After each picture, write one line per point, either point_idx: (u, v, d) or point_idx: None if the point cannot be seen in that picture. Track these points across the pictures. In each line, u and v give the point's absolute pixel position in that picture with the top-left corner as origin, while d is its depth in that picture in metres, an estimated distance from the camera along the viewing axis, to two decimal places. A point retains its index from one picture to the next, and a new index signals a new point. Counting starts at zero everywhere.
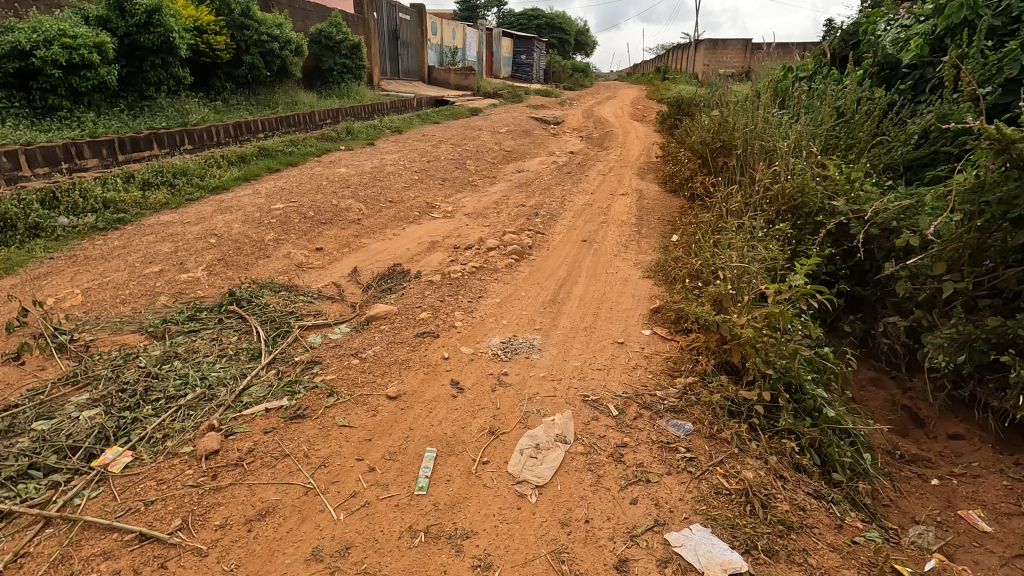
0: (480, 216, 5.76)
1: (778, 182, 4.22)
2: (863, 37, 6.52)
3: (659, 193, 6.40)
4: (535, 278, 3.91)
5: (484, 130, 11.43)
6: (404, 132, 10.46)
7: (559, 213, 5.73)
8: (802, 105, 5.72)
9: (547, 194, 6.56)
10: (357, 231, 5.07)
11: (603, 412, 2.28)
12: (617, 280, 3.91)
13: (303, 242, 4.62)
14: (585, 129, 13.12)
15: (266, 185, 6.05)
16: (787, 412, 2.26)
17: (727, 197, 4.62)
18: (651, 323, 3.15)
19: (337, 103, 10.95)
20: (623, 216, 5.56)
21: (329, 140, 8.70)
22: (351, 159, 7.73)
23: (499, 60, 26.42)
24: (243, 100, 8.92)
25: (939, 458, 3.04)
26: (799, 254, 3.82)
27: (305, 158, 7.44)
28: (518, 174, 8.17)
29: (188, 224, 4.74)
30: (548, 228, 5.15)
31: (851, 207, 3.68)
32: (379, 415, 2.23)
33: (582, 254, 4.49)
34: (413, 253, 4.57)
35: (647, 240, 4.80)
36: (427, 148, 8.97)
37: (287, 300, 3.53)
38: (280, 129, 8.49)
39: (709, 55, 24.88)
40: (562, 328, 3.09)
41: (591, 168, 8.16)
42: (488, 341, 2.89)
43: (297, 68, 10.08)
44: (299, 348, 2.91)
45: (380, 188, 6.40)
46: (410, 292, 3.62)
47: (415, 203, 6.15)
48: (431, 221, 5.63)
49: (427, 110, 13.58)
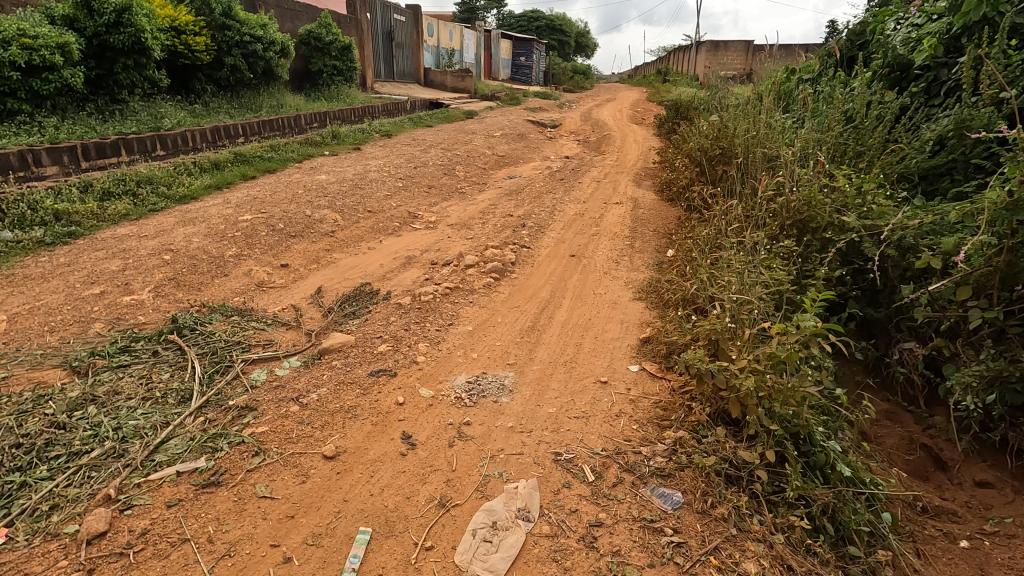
0: (464, 227, 5.41)
1: (782, 194, 3.87)
2: (871, 36, 6.17)
3: (655, 202, 6.04)
4: (515, 300, 3.56)
5: (478, 133, 11.09)
6: (393, 136, 10.13)
7: (548, 223, 5.39)
8: (807, 109, 5.37)
9: (537, 202, 6.21)
10: (329, 245, 4.73)
11: (577, 478, 1.92)
12: (605, 303, 3.55)
13: (268, 257, 4.28)
14: (582, 132, 12.78)
15: (238, 193, 5.72)
16: (794, 477, 1.91)
17: (726, 209, 4.27)
18: (640, 358, 2.79)
19: (325, 106, 10.62)
20: (616, 228, 5.21)
21: (313, 144, 8.37)
22: (334, 165, 7.39)
23: (498, 61, 26.11)
24: (225, 103, 8.60)
25: (966, 511, 2.68)
26: (806, 275, 3.47)
27: (285, 164, 7.10)
28: (509, 180, 7.82)
29: (145, 238, 4.40)
30: (534, 241, 4.80)
31: (863, 224, 3.32)
32: (309, 481, 1.88)
33: (569, 271, 4.13)
34: (386, 270, 4.23)
35: (639, 255, 4.44)
36: (415, 153, 8.63)
37: (237, 327, 3.18)
38: (262, 133, 8.16)
39: (709, 57, 24.58)
40: (540, 363, 2.74)
41: (585, 174, 7.81)
42: (452, 381, 2.54)
43: (282, 70, 9.76)
44: (238, 388, 2.56)
45: (360, 197, 6.06)
46: (375, 317, 3.28)
47: (397, 212, 5.81)
48: (411, 233, 5.29)
49: (420, 113, 13.25)
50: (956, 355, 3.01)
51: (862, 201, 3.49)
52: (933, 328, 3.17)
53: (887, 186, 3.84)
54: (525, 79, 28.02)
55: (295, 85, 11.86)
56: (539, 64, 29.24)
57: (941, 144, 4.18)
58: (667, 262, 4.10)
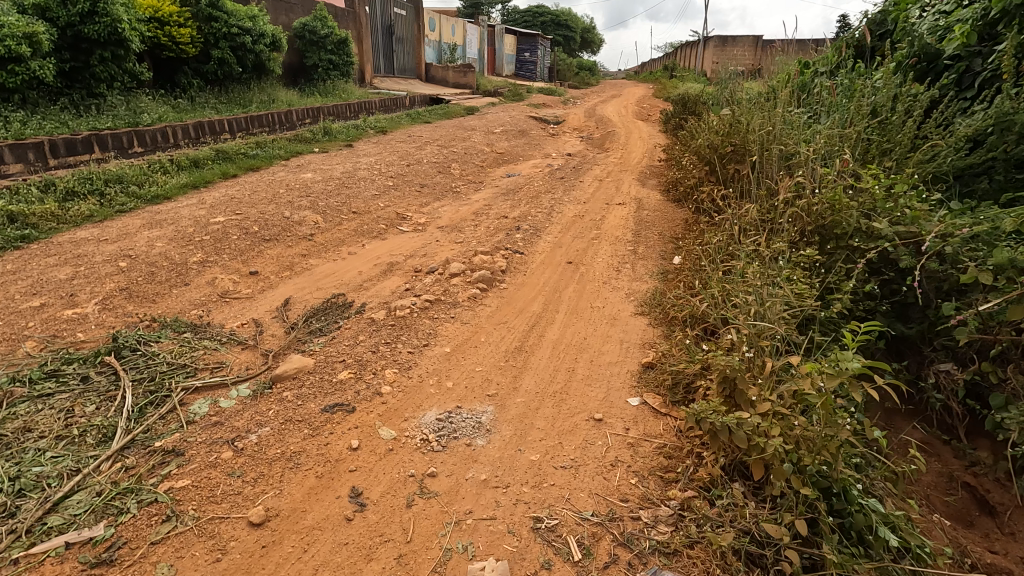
0: (454, 230, 5.03)
1: (801, 196, 3.47)
2: (893, 25, 5.74)
3: (661, 203, 5.64)
4: (502, 315, 3.18)
5: (477, 129, 10.71)
6: (389, 132, 9.76)
7: (545, 226, 5.01)
8: (825, 103, 4.96)
9: (534, 203, 5.83)
10: (307, 250, 4.36)
11: (559, 556, 1.56)
12: (604, 318, 3.16)
13: (236, 264, 3.92)
14: (585, 129, 12.37)
15: (215, 193, 5.38)
16: (832, 557, 1.53)
17: (738, 211, 3.87)
18: (642, 388, 2.40)
19: (318, 101, 10.27)
20: (618, 232, 4.81)
21: (303, 141, 8.01)
22: (322, 163, 7.03)
23: (501, 57, 25.69)
24: (212, 98, 8.26)
25: (1022, 569, 2.29)
26: (830, 288, 3.07)
27: (270, 161, 6.75)
28: (507, 179, 7.43)
29: (104, 241, 4.06)
30: (528, 246, 4.43)
31: (897, 231, 2.92)
32: (227, 559, 1.52)
33: (565, 281, 3.74)
34: (364, 278, 3.86)
35: (643, 262, 4.05)
36: (409, 150, 8.26)
37: (186, 346, 2.81)
38: (249, 128, 7.81)
39: (717, 53, 24.09)
40: (524, 394, 2.36)
41: (587, 172, 7.41)
42: (420, 417, 2.16)
43: (273, 64, 9.41)
44: (172, 425, 2.19)
45: (346, 196, 5.70)
46: (342, 336, 2.91)
47: (384, 214, 5.45)
48: (397, 237, 4.92)
49: (419, 109, 12.89)
50: (1005, 382, 2.62)
51: (894, 204, 3.09)
52: (976, 349, 2.77)
53: (920, 187, 3.44)
54: (529, 75, 27.59)
55: (289, 80, 11.51)
56: (543, 60, 28.76)
57: (978, 141, 3.78)
58: (673, 271, 3.72)
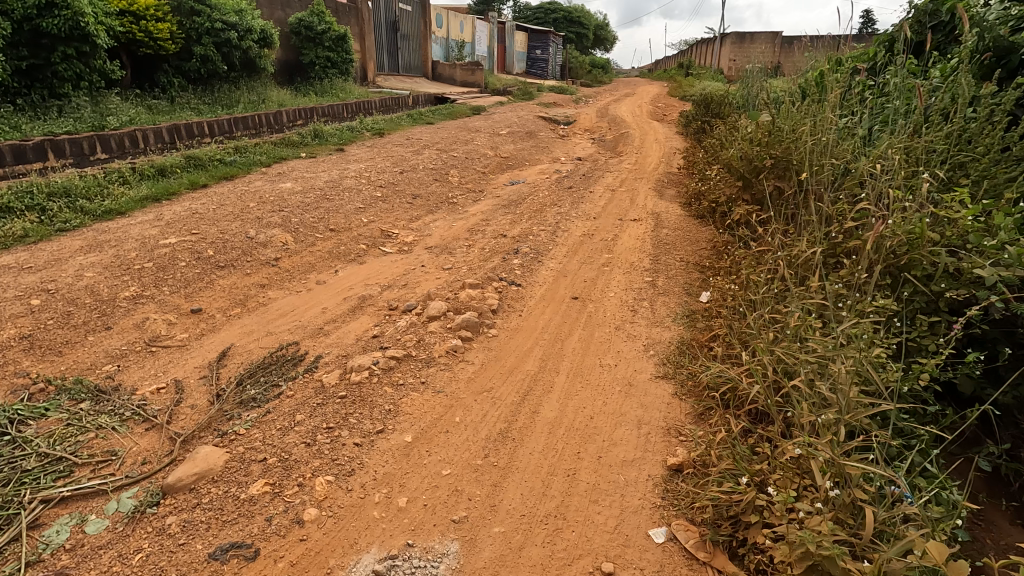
0: (443, 253, 4.38)
1: (864, 225, 2.76)
2: (951, 16, 4.97)
3: (682, 219, 4.94)
4: (488, 376, 2.51)
5: (481, 131, 10.06)
6: (386, 135, 9.13)
7: (548, 247, 4.35)
8: (877, 106, 4.22)
9: (537, 218, 5.15)
10: (267, 278, 3.74)
11: None
12: (616, 384, 2.48)
13: (177, 299, 3.30)
14: (597, 130, 11.63)
15: (177, 206, 4.78)
16: None
17: (780, 239, 3.17)
18: (669, 513, 1.73)
19: (313, 101, 9.68)
20: (633, 257, 4.12)
21: (289, 145, 7.42)
22: (306, 170, 6.41)
23: (512, 54, 24.97)
24: (194, 98, 7.70)
25: None
26: (912, 351, 2.36)
27: (249, 168, 6.16)
28: (510, 188, 6.76)
29: (27, 268, 3.47)
30: (526, 275, 3.76)
31: (1003, 279, 2.20)
32: None
33: (570, 326, 3.06)
34: (328, 318, 3.22)
35: (663, 299, 3.37)
36: (405, 155, 7.61)
37: (73, 426, 2.18)
38: (233, 132, 7.23)
39: (735, 50, 23.16)
40: (504, 520, 1.70)
41: (598, 180, 6.70)
42: (351, 569, 1.52)
43: (264, 62, 8.83)
44: (5, 568, 1.56)
45: (325, 210, 5.06)
46: (278, 410, 2.26)
47: (365, 231, 4.80)
48: (377, 260, 4.28)
49: (422, 109, 12.26)
50: None
51: (992, 239, 2.38)
52: None
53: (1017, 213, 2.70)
54: (540, 72, 26.83)
55: (284, 78, 10.93)
56: (555, 57, 27.97)
57: None
58: (701, 316, 3.03)
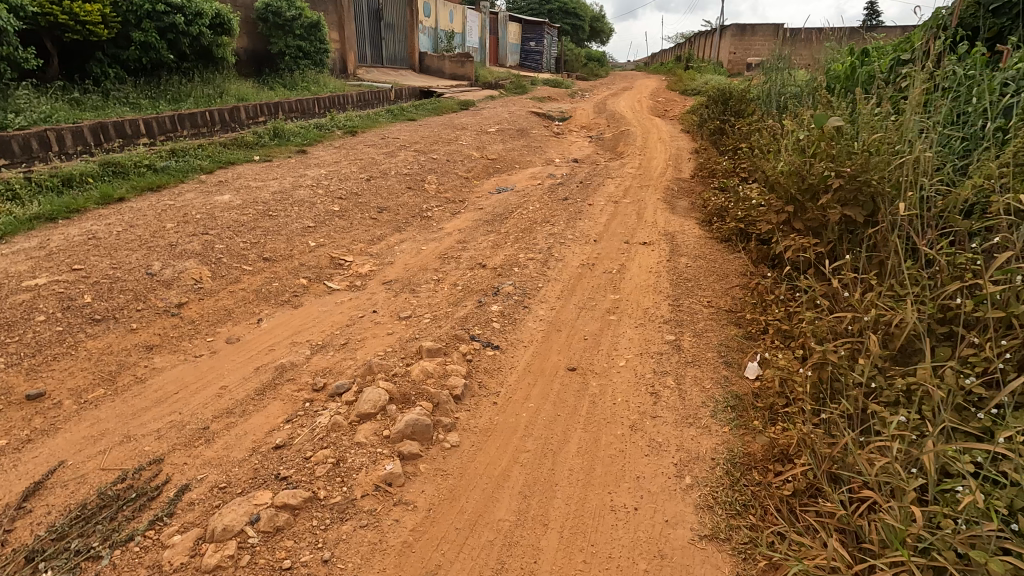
0: (402, 293, 3.43)
1: (1005, 291, 1.85)
2: None
3: (703, 243, 4.02)
4: (437, 542, 1.60)
5: (467, 129, 9.08)
6: (359, 134, 8.14)
7: (537, 283, 3.41)
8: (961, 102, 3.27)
9: (525, 240, 4.21)
10: (160, 336, 2.79)
11: None
12: (637, 555, 1.57)
13: (11, 378, 2.36)
14: (595, 128, 10.65)
15: (73, 228, 3.83)
16: None
17: (861, 297, 2.26)
18: None
19: (279, 95, 8.68)
20: (646, 299, 3.20)
21: (242, 146, 6.43)
22: (254, 177, 5.43)
23: (506, 46, 23.89)
24: (133, 91, 6.71)
25: None
26: None
27: (185, 175, 5.20)
28: (495, 199, 5.80)
29: None
30: (506, 331, 2.83)
31: None
32: None
33: (565, 423, 2.13)
34: (223, 406, 2.27)
35: (697, 373, 2.44)
36: (377, 158, 6.65)
37: None
38: (176, 131, 6.25)
39: (737, 43, 21.71)
40: None
41: (599, 188, 5.75)
42: None
43: (221, 50, 7.84)
44: None
45: (264, 230, 4.10)
46: None
47: (309, 259, 3.84)
48: (318, 302, 3.33)
49: (405, 104, 11.26)
50: None
51: None
52: None
53: None
54: (535, 65, 25.76)
55: (250, 69, 9.91)
56: (550, 49, 26.85)
57: None
58: (755, 415, 2.13)
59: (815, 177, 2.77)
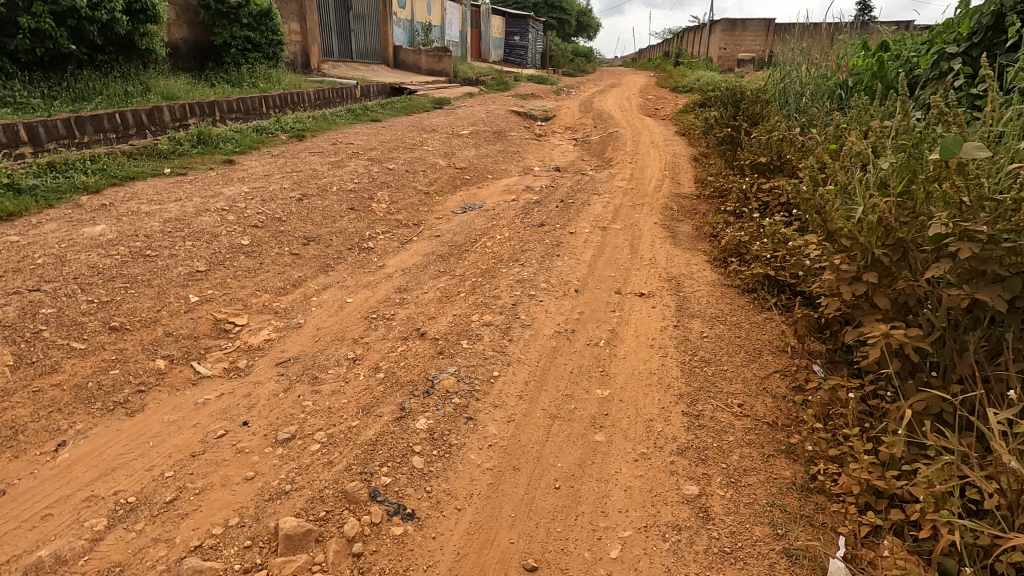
0: (297, 385, 2.37)
1: None
2: None
3: (720, 294, 3.01)
4: None
5: (437, 132, 8.02)
6: (308, 138, 7.04)
7: (493, 368, 2.38)
8: None
9: (483, 289, 3.16)
10: None
11: None
12: None
13: None
14: (581, 129, 9.63)
15: None
16: None
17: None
18: None
19: (218, 93, 7.54)
20: (650, 399, 2.18)
21: (153, 156, 5.32)
22: (151, 197, 4.32)
23: (489, 40, 22.78)
24: (22, 90, 5.57)
25: None
26: None
27: (57, 196, 4.08)
28: (456, 221, 4.75)
29: None
30: (431, 473, 1.79)
31: None
32: None
33: None
34: None
35: None
36: (320, 169, 5.56)
37: None
38: (69, 138, 5.12)
39: (726, 37, 20.88)
40: None
41: (585, 208, 4.73)
42: None
43: (143, 41, 6.69)
44: None
45: (127, 279, 3.02)
46: None
47: (181, 324, 2.77)
48: (170, 402, 2.28)
49: (371, 102, 10.14)
50: None
51: None
52: None
53: None
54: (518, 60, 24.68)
55: (191, 62, 8.74)
56: (535, 43, 25.77)
57: None
58: None
59: (914, 234, 1.77)
